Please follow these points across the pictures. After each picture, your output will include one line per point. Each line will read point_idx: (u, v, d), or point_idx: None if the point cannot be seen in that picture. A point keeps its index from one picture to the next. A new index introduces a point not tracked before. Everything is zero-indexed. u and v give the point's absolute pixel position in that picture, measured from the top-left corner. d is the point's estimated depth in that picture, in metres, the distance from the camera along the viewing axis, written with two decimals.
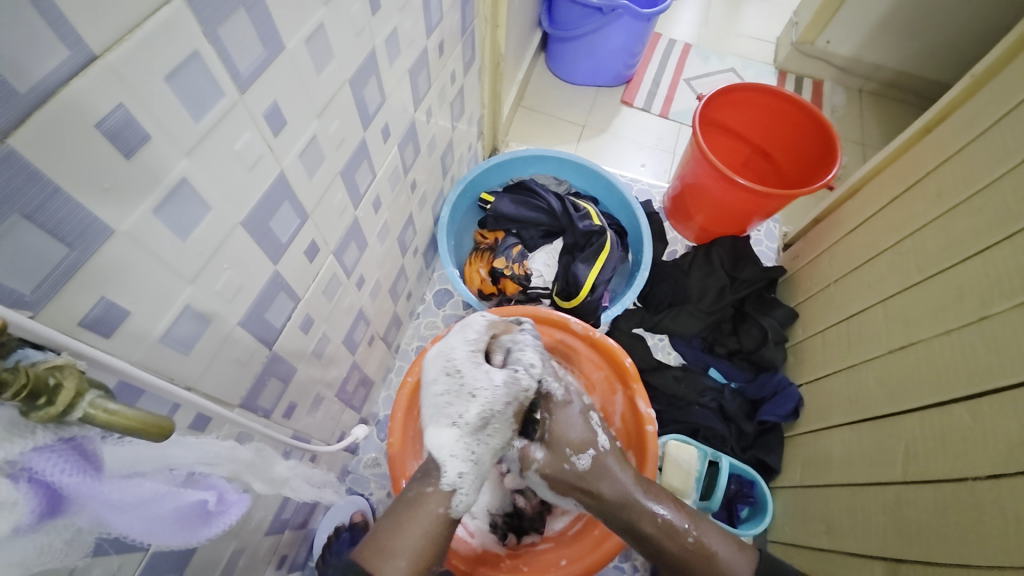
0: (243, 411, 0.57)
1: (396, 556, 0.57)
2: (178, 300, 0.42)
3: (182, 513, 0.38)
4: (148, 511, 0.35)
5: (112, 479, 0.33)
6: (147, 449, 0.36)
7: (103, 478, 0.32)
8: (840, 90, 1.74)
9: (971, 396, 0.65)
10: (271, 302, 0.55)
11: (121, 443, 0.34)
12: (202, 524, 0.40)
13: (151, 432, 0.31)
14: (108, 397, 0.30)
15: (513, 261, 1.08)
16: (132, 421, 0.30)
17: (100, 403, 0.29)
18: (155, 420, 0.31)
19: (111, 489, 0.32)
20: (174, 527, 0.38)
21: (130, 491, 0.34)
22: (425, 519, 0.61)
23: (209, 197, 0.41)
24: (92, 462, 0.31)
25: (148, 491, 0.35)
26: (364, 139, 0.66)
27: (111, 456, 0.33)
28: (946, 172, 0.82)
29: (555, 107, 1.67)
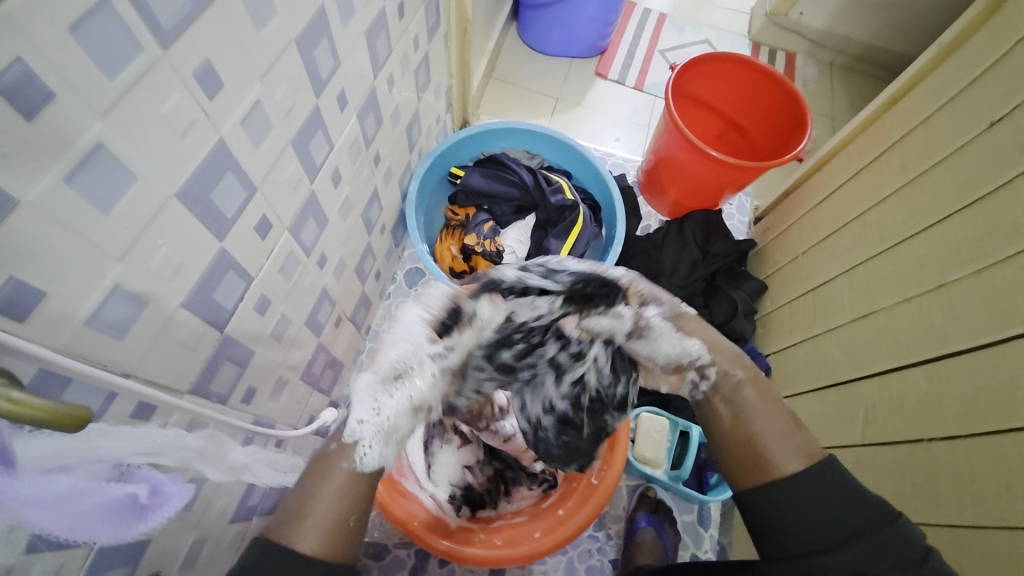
0: (195, 397, 0.53)
1: (313, 521, 0.52)
2: (105, 279, 0.38)
3: (111, 509, 0.35)
4: (70, 508, 0.33)
5: (29, 474, 0.30)
6: (73, 441, 0.33)
7: (15, 474, 0.30)
8: (812, 64, 1.74)
9: (928, 360, 0.67)
10: (219, 282, 0.52)
11: (44, 435, 0.31)
12: (137, 518, 0.37)
13: (65, 424, 0.28)
14: (15, 387, 0.28)
15: (484, 237, 1.06)
16: (40, 412, 0.27)
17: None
18: (70, 412, 0.28)
19: (25, 485, 0.30)
20: (104, 523, 0.35)
21: (45, 486, 0.31)
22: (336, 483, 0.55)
23: (133, 164, 0.37)
24: (2, 458, 0.29)
25: (68, 485, 0.33)
26: (317, 107, 0.61)
27: (29, 452, 0.30)
28: (911, 143, 0.83)
29: (528, 78, 1.62)
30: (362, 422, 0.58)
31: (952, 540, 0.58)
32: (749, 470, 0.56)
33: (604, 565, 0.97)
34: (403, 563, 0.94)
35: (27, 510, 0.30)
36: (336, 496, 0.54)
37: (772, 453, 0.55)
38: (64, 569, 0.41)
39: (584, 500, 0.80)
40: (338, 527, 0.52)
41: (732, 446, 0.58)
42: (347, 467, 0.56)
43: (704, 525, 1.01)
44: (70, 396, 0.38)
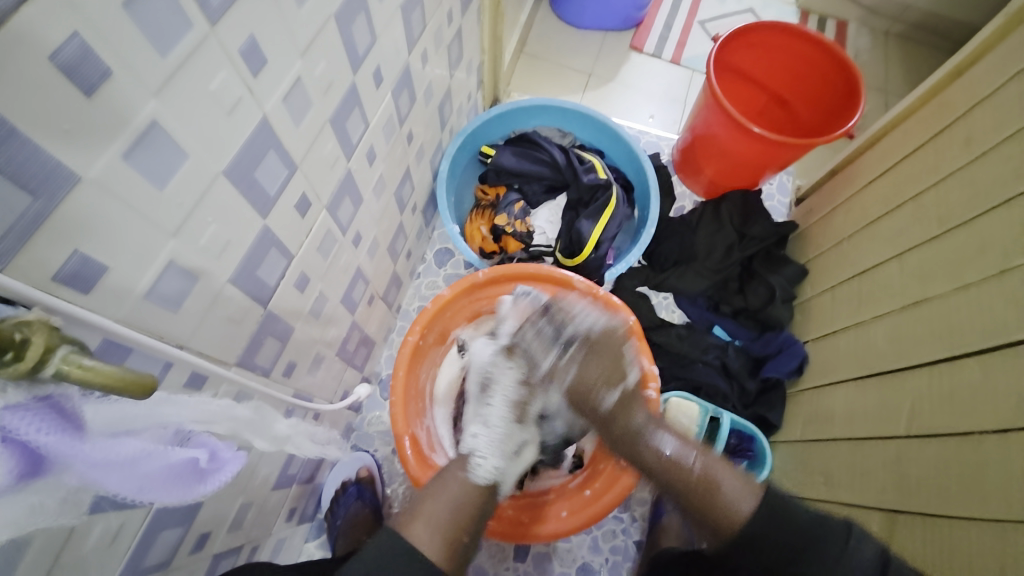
0: (241, 369, 0.55)
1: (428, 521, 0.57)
2: (160, 254, 0.39)
3: (173, 471, 0.37)
4: (136, 470, 0.35)
5: (97, 439, 0.32)
6: (135, 406, 0.35)
7: (84, 438, 0.31)
8: (865, 34, 1.62)
9: (984, 350, 0.64)
10: (262, 259, 0.53)
11: (106, 402, 0.33)
12: (197, 481, 0.39)
13: (132, 390, 0.29)
14: (85, 354, 0.29)
15: (516, 217, 1.05)
16: (109, 378, 0.28)
17: (73, 359, 0.28)
18: (136, 379, 0.29)
19: (94, 448, 0.31)
20: (167, 485, 0.37)
21: (114, 450, 0.33)
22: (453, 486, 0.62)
23: (184, 142, 0.38)
24: (74, 423, 0.30)
25: (135, 449, 0.34)
26: (353, 85, 0.61)
27: (96, 416, 0.32)
28: (977, 118, 0.77)
29: (560, 53, 1.57)
30: (478, 441, 0.69)
31: (997, 536, 0.56)
32: (705, 507, 0.56)
33: (629, 546, 0.98)
34: None
35: (96, 472, 0.32)
36: (444, 500, 0.60)
37: (724, 495, 0.55)
38: (126, 525, 0.44)
39: (609, 482, 0.81)
40: (453, 536, 0.56)
41: (680, 488, 0.59)
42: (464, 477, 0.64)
43: None
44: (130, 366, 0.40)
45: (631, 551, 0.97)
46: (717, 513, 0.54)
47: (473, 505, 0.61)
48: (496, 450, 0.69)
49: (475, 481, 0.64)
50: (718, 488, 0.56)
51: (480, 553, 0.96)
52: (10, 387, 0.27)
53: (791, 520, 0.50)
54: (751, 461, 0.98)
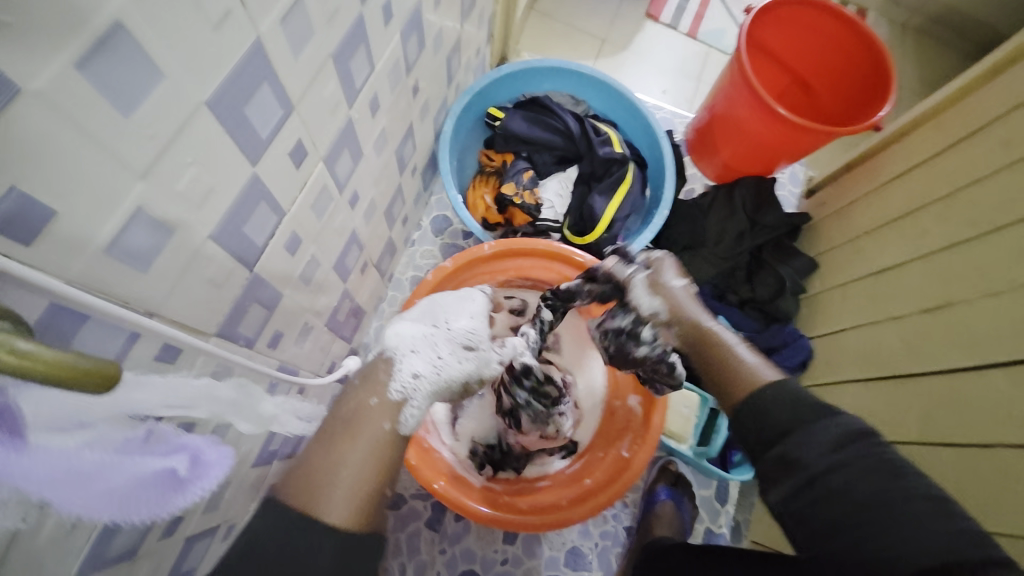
0: (221, 339, 0.48)
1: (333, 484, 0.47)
2: (127, 199, 0.31)
3: (142, 483, 0.31)
4: (93, 486, 0.29)
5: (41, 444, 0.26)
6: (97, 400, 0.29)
7: (23, 449, 0.25)
8: (885, 23, 1.57)
9: (1011, 362, 0.62)
10: (250, 214, 0.45)
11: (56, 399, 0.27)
12: (176, 491, 0.33)
13: (87, 384, 0.23)
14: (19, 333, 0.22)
15: (524, 187, 0.98)
16: (52, 367, 0.22)
17: (3, 341, 0.21)
18: (90, 369, 0.23)
19: (36, 463, 0.26)
20: (139, 501, 0.31)
21: (62, 464, 0.27)
22: (369, 438, 0.52)
23: (159, 56, 0.30)
24: (6, 425, 0.24)
25: (92, 461, 0.28)
26: (361, 17, 0.52)
27: (41, 417, 0.26)
28: (1019, 118, 0.73)
29: (572, 14, 1.46)
30: (416, 386, 0.58)
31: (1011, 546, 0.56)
32: (725, 384, 0.58)
33: (618, 532, 0.97)
34: (420, 514, 0.94)
35: (43, 488, 0.26)
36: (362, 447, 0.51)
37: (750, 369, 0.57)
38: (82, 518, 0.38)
39: (615, 472, 0.78)
40: (363, 498, 0.48)
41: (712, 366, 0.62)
42: (388, 428, 0.54)
43: (721, 501, 1.00)
44: (86, 336, 0.32)
45: (620, 537, 0.96)
46: (737, 382, 0.56)
47: (389, 463, 0.52)
48: (426, 395, 0.58)
49: (402, 432, 0.55)
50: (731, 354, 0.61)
51: (468, 537, 0.94)
52: None
53: (802, 405, 0.49)
54: None
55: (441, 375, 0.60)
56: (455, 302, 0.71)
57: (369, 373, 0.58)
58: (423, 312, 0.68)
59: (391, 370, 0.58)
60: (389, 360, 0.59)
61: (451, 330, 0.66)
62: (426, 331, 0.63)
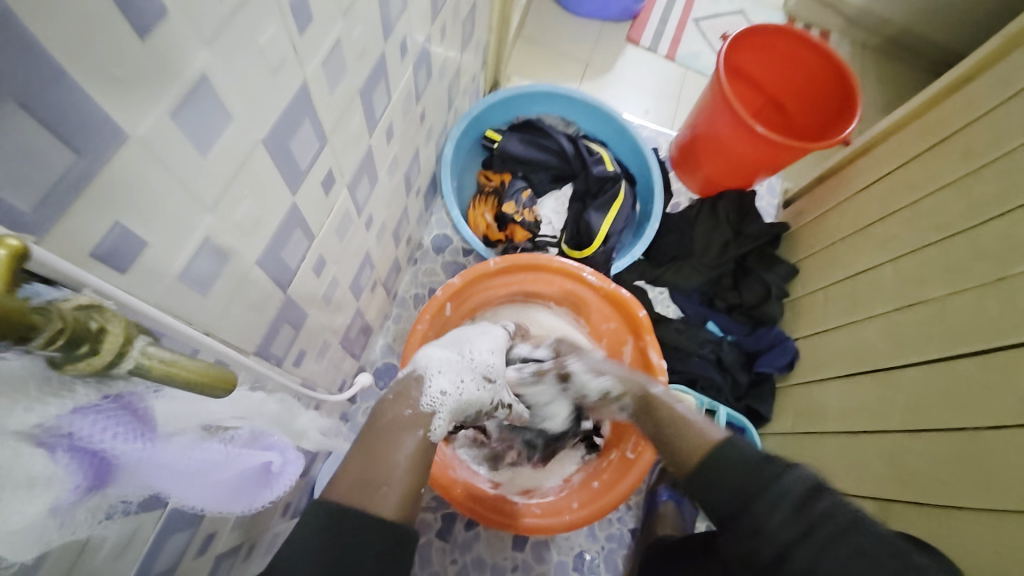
0: (257, 359, 0.51)
1: (381, 485, 0.51)
2: (196, 232, 0.34)
3: (241, 477, 0.40)
4: (209, 478, 0.36)
5: (167, 440, 0.32)
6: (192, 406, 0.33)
7: (158, 446, 0.31)
8: (846, 43, 1.69)
9: (979, 352, 0.68)
10: (287, 240, 0.48)
11: (172, 398, 0.32)
12: (263, 486, 0.44)
13: (211, 386, 0.29)
14: (158, 341, 0.27)
15: (524, 206, 1.02)
16: (193, 374, 0.27)
17: (151, 353, 0.26)
18: (214, 375, 0.29)
19: (162, 458, 0.31)
20: (234, 489, 0.40)
21: (185, 461, 0.33)
22: (403, 446, 0.56)
23: (231, 103, 0.33)
24: (145, 425, 0.30)
25: (207, 459, 0.35)
26: (383, 54, 0.57)
27: (163, 412, 0.31)
28: (974, 133, 0.81)
29: (557, 40, 1.54)
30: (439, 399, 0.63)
31: (992, 525, 0.60)
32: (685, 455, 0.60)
33: (624, 534, 1.00)
34: (430, 525, 0.95)
35: (167, 479, 0.33)
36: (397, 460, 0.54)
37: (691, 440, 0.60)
38: (139, 532, 0.40)
39: (621, 473, 0.81)
40: (412, 496, 0.52)
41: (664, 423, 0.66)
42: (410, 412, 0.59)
43: None
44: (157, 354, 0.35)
45: (625, 539, 0.99)
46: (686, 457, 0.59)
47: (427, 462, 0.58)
48: (451, 407, 0.63)
49: (431, 439, 0.60)
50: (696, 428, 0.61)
51: (478, 544, 0.95)
52: (78, 386, 0.26)
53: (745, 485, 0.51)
54: None
55: (461, 396, 0.65)
56: (479, 336, 0.77)
57: (403, 388, 0.62)
58: (455, 339, 0.74)
59: (421, 386, 0.63)
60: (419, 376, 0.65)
61: (475, 359, 0.71)
62: (453, 357, 0.68)
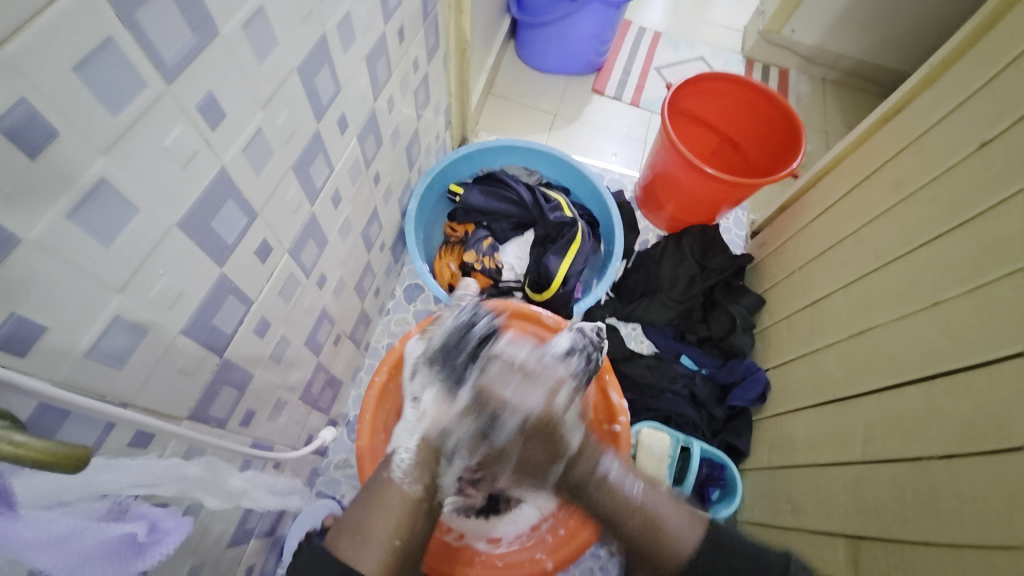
0: (194, 422, 0.53)
1: (371, 542, 0.64)
2: (105, 311, 0.38)
3: (108, 547, 0.36)
4: (68, 549, 0.34)
5: (29, 511, 0.32)
6: (69, 479, 0.35)
7: (16, 516, 0.31)
8: (805, 79, 1.76)
9: (924, 377, 0.67)
10: (218, 307, 0.52)
11: (39, 475, 0.33)
12: (136, 557, 0.38)
13: (62, 463, 0.30)
14: (14, 430, 0.30)
15: (484, 254, 1.06)
16: (40, 454, 0.29)
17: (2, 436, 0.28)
18: (67, 452, 0.30)
19: (25, 527, 0.31)
20: (102, 564, 0.36)
21: (46, 527, 0.32)
22: (392, 511, 0.67)
23: (135, 197, 0.38)
24: (4, 498, 0.31)
25: (66, 527, 0.34)
26: (317, 132, 0.62)
27: (28, 491, 0.33)
28: (904, 160, 0.84)
29: (525, 95, 1.64)
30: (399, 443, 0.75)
31: (954, 558, 0.57)
32: (656, 544, 0.70)
33: None
34: None
35: (28, 551, 0.31)
36: (384, 515, 0.66)
37: (667, 521, 0.71)
38: None
39: (584, 520, 0.80)
40: (388, 550, 0.64)
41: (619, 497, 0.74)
42: (386, 477, 0.70)
43: None
44: (65, 429, 0.37)
45: None
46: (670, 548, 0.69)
47: (415, 515, 0.68)
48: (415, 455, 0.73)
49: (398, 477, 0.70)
50: (662, 524, 0.71)
51: None
52: None
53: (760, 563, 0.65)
54: (722, 490, 0.99)
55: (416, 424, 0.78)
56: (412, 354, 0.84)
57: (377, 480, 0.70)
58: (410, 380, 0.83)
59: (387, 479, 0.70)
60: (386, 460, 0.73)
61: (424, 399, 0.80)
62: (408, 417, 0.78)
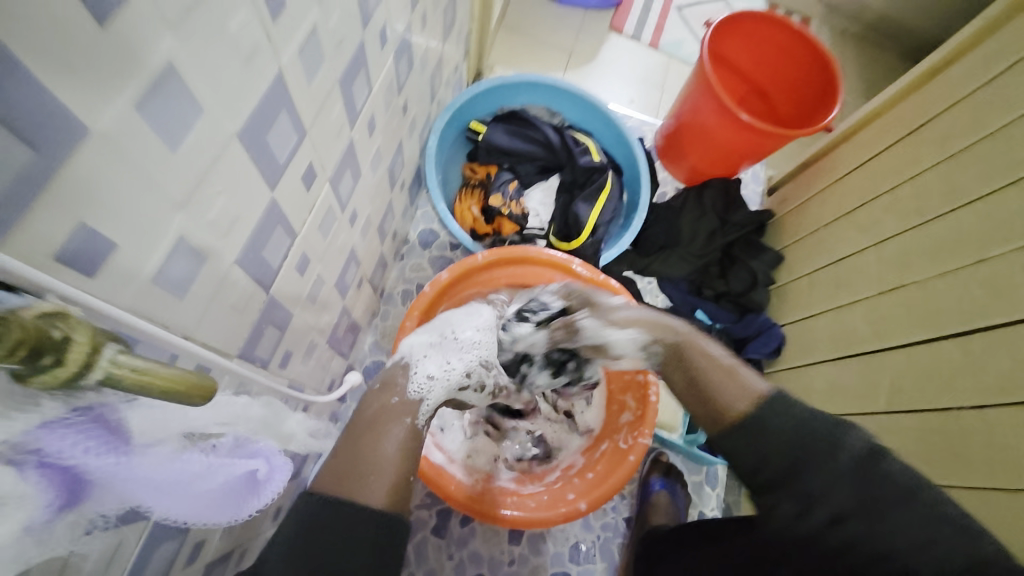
0: (241, 363, 0.49)
1: (366, 477, 0.51)
2: (169, 230, 0.33)
3: (230, 486, 0.39)
4: (196, 488, 0.36)
5: (142, 453, 0.31)
6: (183, 421, 0.34)
7: (133, 455, 0.31)
8: (827, 30, 1.70)
9: (961, 333, 0.69)
10: (268, 238, 0.47)
11: (150, 409, 0.32)
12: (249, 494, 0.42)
13: (192, 394, 0.31)
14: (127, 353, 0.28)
15: (510, 198, 1.01)
16: (170, 381, 0.29)
17: (124, 360, 0.27)
18: (199, 384, 0.31)
19: (143, 465, 0.31)
20: (222, 501, 0.39)
21: (172, 469, 0.33)
22: (391, 441, 0.56)
23: (200, 93, 0.31)
24: (118, 435, 0.30)
25: (189, 469, 0.35)
26: (362, 43, 0.55)
27: (140, 429, 0.31)
28: (953, 117, 0.82)
29: (539, 29, 1.52)
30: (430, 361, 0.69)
31: (977, 499, 0.61)
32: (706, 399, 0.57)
33: (618, 523, 1.01)
34: (425, 523, 0.95)
35: (157, 498, 0.33)
36: (387, 440, 0.56)
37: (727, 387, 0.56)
38: (119, 551, 0.39)
39: (614, 464, 0.81)
40: (400, 482, 0.53)
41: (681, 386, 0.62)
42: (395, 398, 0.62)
43: (712, 485, 1.05)
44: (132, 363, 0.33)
45: (620, 528, 1.01)
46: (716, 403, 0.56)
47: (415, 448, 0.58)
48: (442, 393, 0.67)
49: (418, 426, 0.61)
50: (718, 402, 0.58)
51: (474, 540, 0.96)
52: (45, 400, 0.26)
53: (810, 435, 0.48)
54: None
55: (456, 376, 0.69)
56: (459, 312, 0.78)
57: (390, 379, 0.65)
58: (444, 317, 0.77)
59: (408, 374, 0.67)
60: (406, 365, 0.68)
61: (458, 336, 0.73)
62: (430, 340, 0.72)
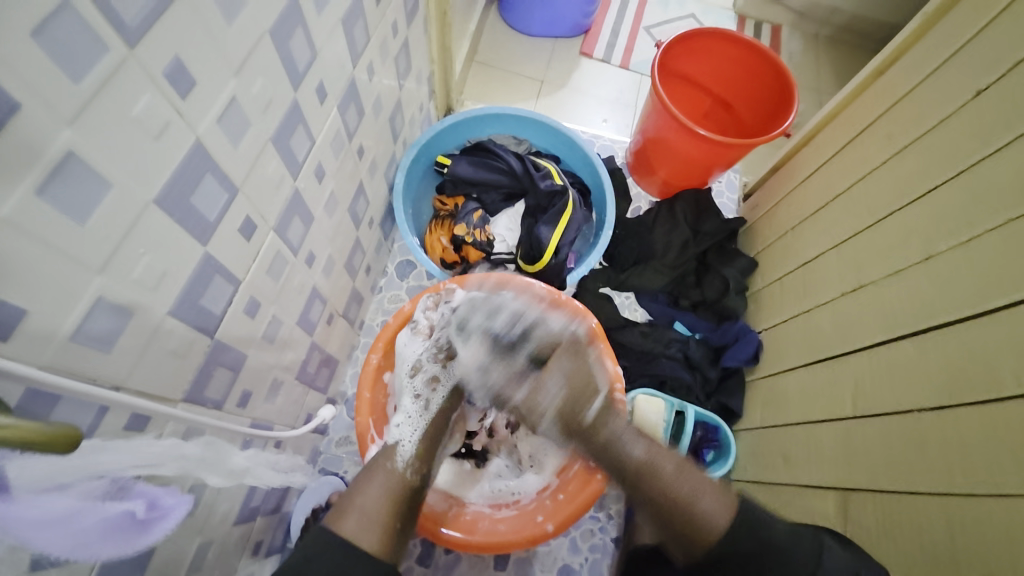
0: (190, 405, 0.53)
1: (354, 511, 0.60)
2: (86, 292, 0.37)
3: (110, 524, 0.37)
4: (70, 527, 0.35)
5: (25, 494, 0.32)
6: (65, 461, 0.35)
7: (11, 498, 0.31)
8: (798, 35, 1.71)
9: (916, 330, 0.68)
10: (205, 287, 0.51)
11: (37, 457, 0.33)
12: (137, 533, 0.40)
13: (54, 443, 0.30)
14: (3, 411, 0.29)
15: (474, 226, 1.04)
16: (27, 435, 0.28)
17: None
18: (59, 432, 0.30)
19: (19, 508, 0.32)
20: (104, 541, 0.37)
21: (42, 507, 0.33)
22: (380, 480, 0.65)
23: (106, 171, 0.36)
24: None
25: (64, 507, 0.34)
26: (296, 102, 0.59)
27: (24, 476, 0.32)
28: (898, 114, 0.82)
29: (511, 61, 1.59)
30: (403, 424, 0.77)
31: (941, 507, 0.59)
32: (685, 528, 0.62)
33: (606, 544, 0.99)
34: (410, 551, 0.96)
35: (30, 534, 0.33)
36: (373, 488, 0.63)
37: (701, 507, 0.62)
38: None
39: (582, 482, 0.80)
40: (384, 524, 0.60)
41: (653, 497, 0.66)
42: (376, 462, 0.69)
43: None
44: (59, 414, 0.37)
45: (608, 549, 0.99)
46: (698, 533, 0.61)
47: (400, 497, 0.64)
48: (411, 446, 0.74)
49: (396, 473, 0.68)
50: (696, 503, 0.62)
51: (459, 567, 0.96)
52: None
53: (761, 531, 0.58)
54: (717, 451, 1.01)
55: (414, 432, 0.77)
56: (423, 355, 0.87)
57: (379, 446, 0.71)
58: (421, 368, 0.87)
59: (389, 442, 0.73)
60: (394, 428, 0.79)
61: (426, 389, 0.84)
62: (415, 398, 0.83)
